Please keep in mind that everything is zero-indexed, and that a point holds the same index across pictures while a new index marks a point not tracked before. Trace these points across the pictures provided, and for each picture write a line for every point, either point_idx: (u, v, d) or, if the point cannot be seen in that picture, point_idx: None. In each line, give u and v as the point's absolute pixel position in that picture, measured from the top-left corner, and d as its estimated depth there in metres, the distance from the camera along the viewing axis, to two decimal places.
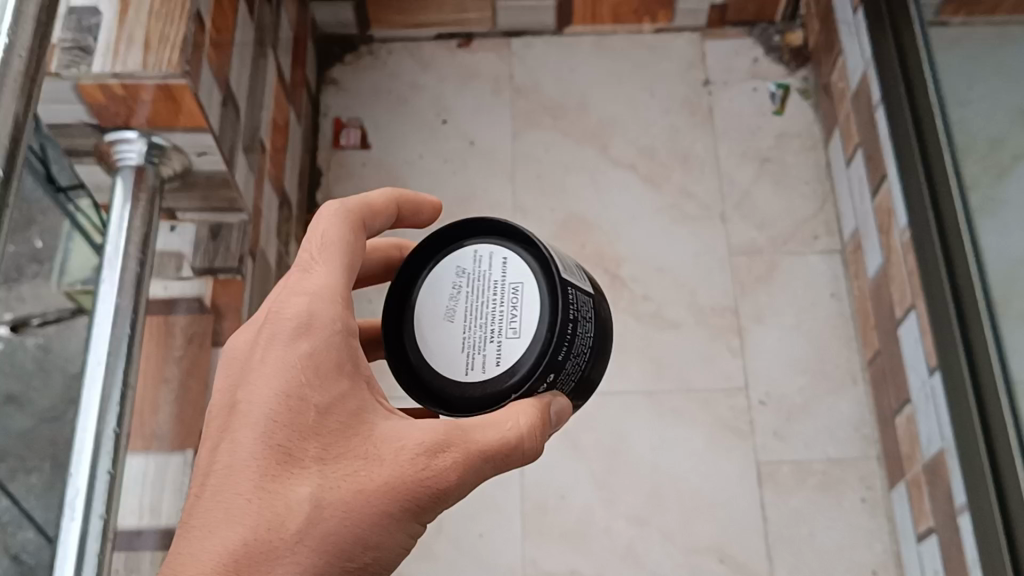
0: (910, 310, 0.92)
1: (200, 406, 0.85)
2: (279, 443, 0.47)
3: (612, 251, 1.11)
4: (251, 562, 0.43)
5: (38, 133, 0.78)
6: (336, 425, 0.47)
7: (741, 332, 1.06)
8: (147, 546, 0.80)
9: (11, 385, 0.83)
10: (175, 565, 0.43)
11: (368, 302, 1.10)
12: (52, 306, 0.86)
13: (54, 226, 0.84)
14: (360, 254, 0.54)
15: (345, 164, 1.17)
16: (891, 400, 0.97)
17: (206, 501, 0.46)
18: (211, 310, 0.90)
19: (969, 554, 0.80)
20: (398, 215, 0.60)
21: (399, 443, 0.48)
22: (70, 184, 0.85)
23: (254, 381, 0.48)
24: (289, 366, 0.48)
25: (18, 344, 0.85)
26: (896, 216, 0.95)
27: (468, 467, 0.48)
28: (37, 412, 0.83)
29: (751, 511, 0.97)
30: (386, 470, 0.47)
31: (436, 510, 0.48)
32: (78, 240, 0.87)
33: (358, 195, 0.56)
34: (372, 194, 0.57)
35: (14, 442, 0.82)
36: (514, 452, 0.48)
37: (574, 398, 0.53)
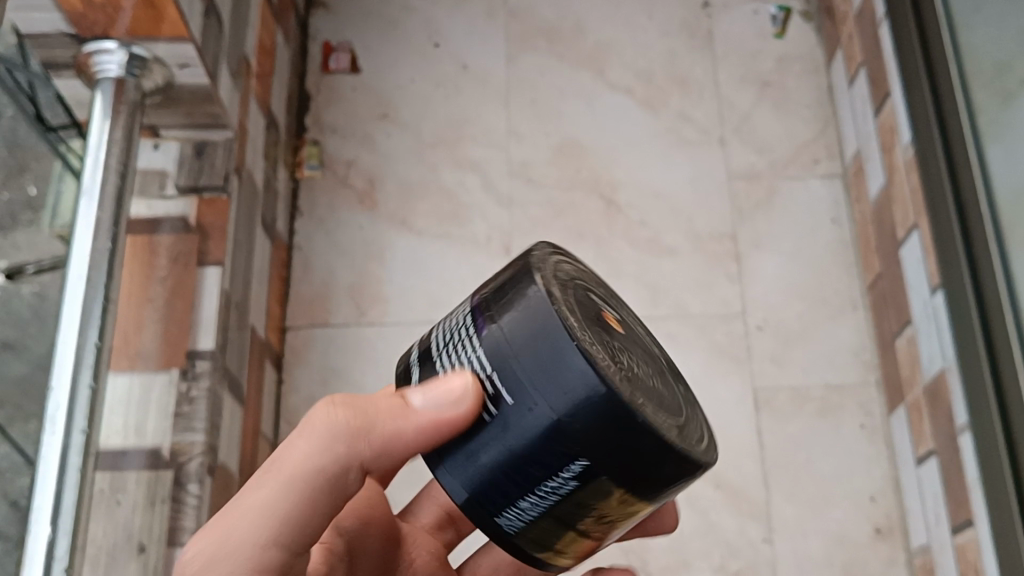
0: (913, 229, 0.90)
1: (185, 324, 0.83)
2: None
3: (608, 176, 1.08)
4: None
5: (25, 68, 0.82)
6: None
7: (739, 259, 1.04)
8: (132, 466, 0.78)
9: (6, 331, 0.80)
10: None
11: (360, 229, 1.06)
12: (47, 254, 0.82)
13: (47, 170, 0.84)
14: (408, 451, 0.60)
15: (335, 90, 1.14)
16: (891, 323, 0.95)
17: None
18: (196, 229, 0.87)
19: (970, 472, 0.79)
20: None
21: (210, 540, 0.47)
22: (59, 124, 0.85)
23: None
24: None
25: (14, 293, 0.81)
26: (899, 133, 0.93)
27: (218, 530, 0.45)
28: (32, 357, 0.79)
29: (748, 437, 0.95)
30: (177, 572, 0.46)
31: None
32: (69, 180, 0.83)
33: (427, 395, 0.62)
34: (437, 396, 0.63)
35: (11, 388, 0.79)
36: (271, 480, 0.45)
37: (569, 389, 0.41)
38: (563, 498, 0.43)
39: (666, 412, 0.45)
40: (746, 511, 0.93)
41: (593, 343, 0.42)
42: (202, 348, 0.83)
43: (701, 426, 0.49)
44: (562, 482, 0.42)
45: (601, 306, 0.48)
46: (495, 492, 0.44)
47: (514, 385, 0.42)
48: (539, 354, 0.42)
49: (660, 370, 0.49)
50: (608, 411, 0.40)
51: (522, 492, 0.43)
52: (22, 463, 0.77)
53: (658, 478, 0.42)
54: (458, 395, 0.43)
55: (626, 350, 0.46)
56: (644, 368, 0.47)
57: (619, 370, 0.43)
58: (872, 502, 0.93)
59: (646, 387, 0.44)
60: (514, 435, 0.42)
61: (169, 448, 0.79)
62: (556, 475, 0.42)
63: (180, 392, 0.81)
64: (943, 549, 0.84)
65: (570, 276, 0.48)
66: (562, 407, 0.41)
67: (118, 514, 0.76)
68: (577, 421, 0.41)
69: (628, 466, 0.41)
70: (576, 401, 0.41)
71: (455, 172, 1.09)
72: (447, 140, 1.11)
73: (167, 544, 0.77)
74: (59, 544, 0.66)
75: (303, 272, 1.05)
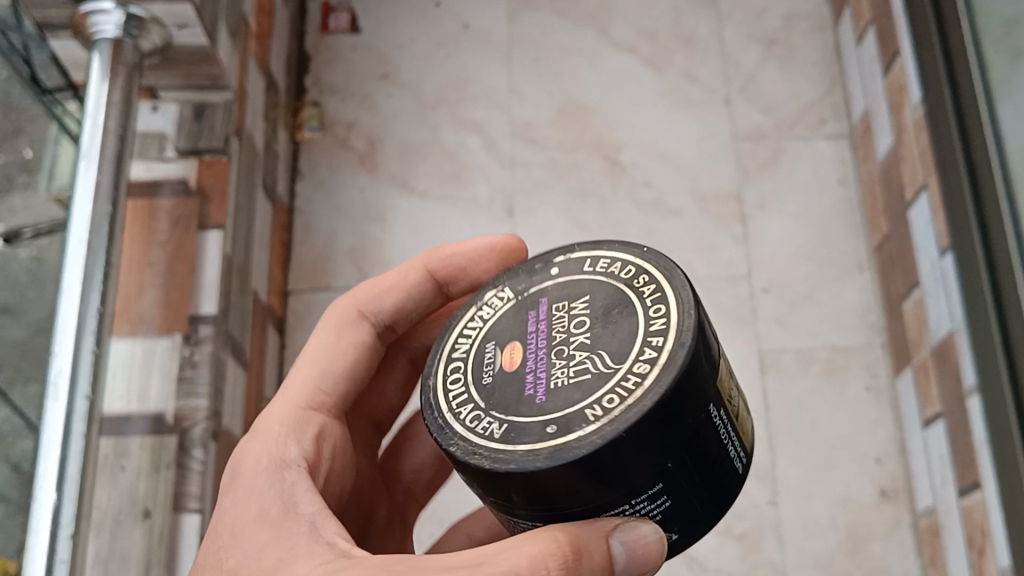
0: (921, 190, 0.89)
1: (186, 289, 0.82)
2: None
3: (612, 137, 1.07)
4: None
5: (19, 31, 0.82)
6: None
7: (744, 220, 1.03)
8: (135, 432, 0.77)
9: (6, 296, 0.80)
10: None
11: (360, 191, 1.05)
12: (44, 218, 0.82)
13: (43, 133, 0.84)
14: (362, 341, 0.60)
15: (334, 50, 1.13)
16: (898, 285, 0.94)
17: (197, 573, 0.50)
18: (197, 191, 0.86)
19: (979, 435, 0.78)
20: (432, 271, 0.62)
21: None
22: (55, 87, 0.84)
23: (233, 493, 0.52)
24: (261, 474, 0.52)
25: (11, 256, 0.82)
26: (908, 92, 0.92)
27: None
28: (32, 322, 0.79)
29: (753, 399, 0.95)
30: None
31: None
32: (65, 144, 0.82)
33: (370, 282, 0.62)
34: (383, 275, 0.63)
35: (10, 352, 0.79)
36: None
37: (650, 452, 0.40)
38: (722, 430, 0.43)
39: (608, 324, 0.44)
40: (751, 472, 0.92)
41: (533, 441, 0.41)
42: (204, 312, 0.82)
43: (602, 255, 0.48)
44: (723, 421, 0.43)
45: (480, 371, 0.46)
46: (721, 482, 0.44)
47: (633, 497, 0.41)
48: (564, 492, 0.40)
49: (543, 297, 0.48)
50: (641, 440, 0.40)
51: (727, 454, 0.44)
52: (23, 427, 0.77)
53: (711, 351, 0.43)
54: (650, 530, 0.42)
55: (547, 352, 0.45)
56: (562, 327, 0.45)
57: (570, 418, 0.41)
58: (877, 463, 0.92)
59: (594, 356, 0.43)
60: (679, 481, 0.42)
61: (172, 413, 0.78)
62: (721, 431, 0.43)
63: (182, 356, 0.80)
64: (949, 511, 0.84)
65: (449, 411, 0.45)
66: (629, 471, 0.40)
67: (121, 479, 0.75)
68: (647, 458, 0.40)
69: (688, 399, 0.41)
70: (633, 458, 0.40)
71: (456, 133, 1.08)
72: (448, 101, 1.09)
73: (171, 510, 0.76)
74: (65, 513, 0.65)
75: (304, 234, 1.04)
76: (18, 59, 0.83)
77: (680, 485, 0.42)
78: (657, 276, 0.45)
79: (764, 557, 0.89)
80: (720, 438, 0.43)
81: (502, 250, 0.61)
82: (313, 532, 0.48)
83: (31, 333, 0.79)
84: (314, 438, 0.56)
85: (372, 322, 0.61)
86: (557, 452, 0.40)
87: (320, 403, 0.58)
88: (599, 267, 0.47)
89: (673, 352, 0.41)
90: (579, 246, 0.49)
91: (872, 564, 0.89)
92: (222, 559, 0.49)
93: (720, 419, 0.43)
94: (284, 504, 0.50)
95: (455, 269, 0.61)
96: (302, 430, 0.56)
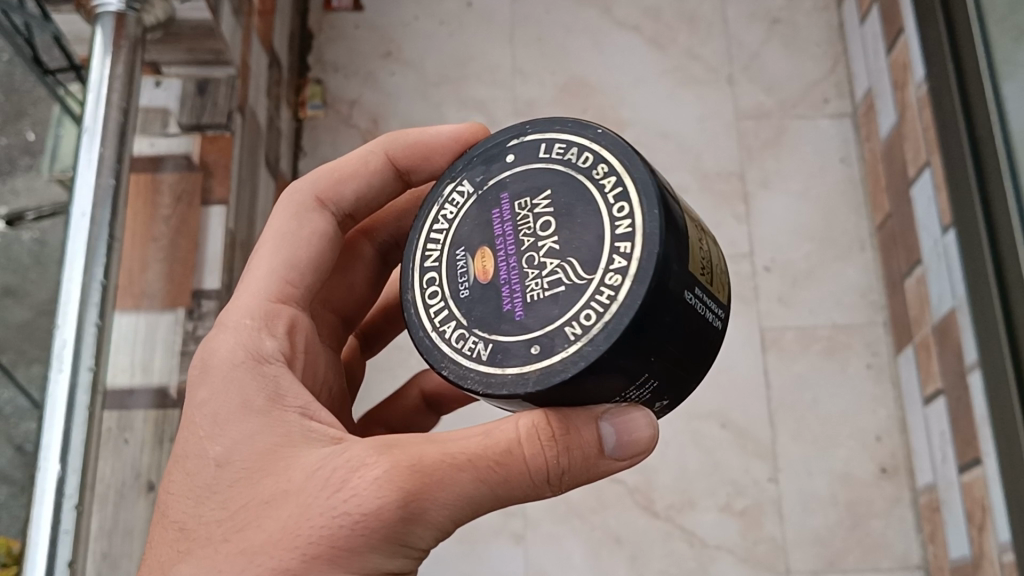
0: (924, 167, 0.89)
1: (189, 265, 0.83)
2: (183, 517, 0.45)
3: (614, 116, 1.07)
4: (215, 481, 0.45)
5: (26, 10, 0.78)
6: (254, 463, 0.44)
7: (746, 199, 1.03)
8: (140, 405, 0.78)
9: (7, 277, 0.80)
10: (167, 489, 0.46)
11: None
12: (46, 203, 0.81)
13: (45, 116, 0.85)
14: (325, 231, 0.55)
15: (337, 27, 1.13)
16: (900, 263, 0.94)
17: (178, 468, 0.46)
18: (200, 167, 0.86)
19: (979, 411, 0.79)
20: (389, 155, 0.58)
21: (368, 468, 0.42)
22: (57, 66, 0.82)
23: (210, 385, 0.47)
24: (237, 364, 0.48)
25: (13, 237, 0.81)
26: (913, 70, 0.92)
27: (446, 471, 0.42)
28: (34, 303, 0.80)
29: (755, 376, 0.95)
30: (363, 498, 0.41)
31: (418, 528, 0.42)
32: (67, 126, 0.83)
33: (328, 169, 0.58)
34: (343, 160, 0.58)
35: (15, 334, 0.80)
36: (506, 465, 0.43)
37: (629, 362, 0.40)
38: (702, 312, 0.43)
39: (574, 228, 0.43)
40: (752, 450, 0.93)
41: (516, 366, 0.42)
42: (207, 287, 0.83)
43: (556, 139, 0.45)
44: (707, 298, 0.43)
45: (456, 283, 0.45)
46: (706, 355, 0.44)
47: (620, 393, 0.42)
48: (548, 402, 0.42)
49: (504, 192, 0.46)
50: (621, 356, 0.40)
51: (714, 322, 0.44)
52: (27, 409, 0.79)
53: (682, 235, 0.42)
54: (646, 424, 0.43)
55: (517, 260, 0.44)
56: (527, 225, 0.44)
57: (549, 338, 0.41)
58: (877, 442, 0.93)
59: (564, 265, 0.42)
60: (668, 366, 0.42)
61: (176, 388, 0.78)
62: (706, 306, 0.43)
63: (185, 331, 0.81)
64: (949, 488, 0.84)
65: (434, 329, 0.45)
66: (612, 376, 0.41)
67: (125, 453, 0.77)
68: (629, 364, 0.41)
69: (664, 302, 0.40)
70: (612, 368, 0.40)
71: (459, 111, 1.08)
72: (451, 79, 1.09)
73: None
74: (69, 482, 0.66)
75: None
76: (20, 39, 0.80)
77: (669, 369, 0.42)
78: (615, 166, 0.43)
79: (765, 533, 0.90)
80: (697, 320, 0.43)
81: (466, 138, 0.57)
82: (303, 421, 0.46)
83: (34, 313, 0.80)
84: (288, 330, 0.51)
85: (332, 211, 0.57)
86: (544, 377, 0.41)
87: (287, 296, 0.53)
88: (554, 153, 0.45)
89: (642, 260, 0.40)
90: (531, 128, 0.46)
91: (872, 541, 0.89)
92: (207, 447, 0.46)
93: (692, 302, 0.42)
94: (270, 395, 0.47)
95: (418, 154, 0.57)
96: (274, 321, 0.51)
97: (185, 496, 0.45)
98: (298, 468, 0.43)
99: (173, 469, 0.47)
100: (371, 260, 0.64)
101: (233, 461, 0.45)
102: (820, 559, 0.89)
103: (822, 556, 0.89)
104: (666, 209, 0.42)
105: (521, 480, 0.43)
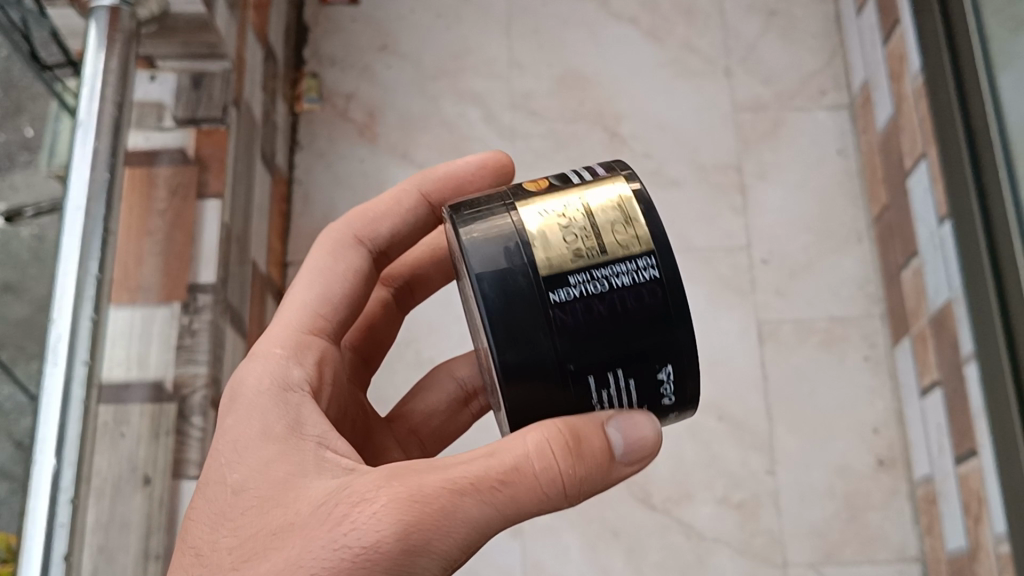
0: (921, 159, 0.89)
1: (185, 258, 0.82)
2: (197, 546, 0.44)
3: (611, 108, 1.07)
4: (230, 512, 0.44)
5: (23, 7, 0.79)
6: (266, 494, 0.43)
7: (743, 190, 1.03)
8: (135, 400, 0.77)
9: (7, 274, 0.81)
10: (187, 523, 0.46)
11: (359, 162, 1.05)
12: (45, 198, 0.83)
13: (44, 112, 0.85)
14: (365, 269, 0.57)
15: (334, 21, 1.12)
16: (897, 254, 0.94)
17: (197, 504, 0.46)
18: (195, 160, 0.86)
19: (975, 402, 0.79)
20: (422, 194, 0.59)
21: (373, 496, 0.40)
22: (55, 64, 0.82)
23: (233, 418, 0.47)
24: (262, 396, 0.48)
25: (13, 235, 0.83)
26: (909, 61, 0.92)
27: (451, 493, 0.40)
28: (33, 300, 0.80)
29: (752, 368, 0.95)
30: (366, 526, 0.39)
31: (426, 556, 0.40)
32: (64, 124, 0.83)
33: (361, 208, 0.59)
34: (377, 199, 0.59)
35: (13, 330, 0.80)
36: (513, 482, 0.40)
37: (528, 388, 0.40)
38: (608, 280, 0.40)
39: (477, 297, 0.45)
40: (749, 442, 0.93)
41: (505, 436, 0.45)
42: (202, 281, 0.82)
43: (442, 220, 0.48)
44: (611, 266, 0.40)
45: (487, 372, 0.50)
46: (663, 310, 0.41)
47: (578, 397, 0.41)
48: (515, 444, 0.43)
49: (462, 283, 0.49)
50: (519, 398, 0.41)
51: (642, 274, 0.41)
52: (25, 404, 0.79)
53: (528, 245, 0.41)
54: (646, 425, 0.42)
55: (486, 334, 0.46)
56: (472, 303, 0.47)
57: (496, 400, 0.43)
58: (875, 434, 0.93)
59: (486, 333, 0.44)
60: (609, 355, 0.40)
61: (171, 381, 0.79)
62: (614, 272, 0.40)
63: (181, 324, 0.80)
64: (945, 479, 0.84)
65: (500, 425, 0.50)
66: (541, 404, 0.41)
67: (122, 446, 0.76)
68: (541, 388, 0.40)
69: (524, 323, 0.40)
70: (524, 403, 0.41)
71: (456, 104, 1.07)
72: (447, 71, 1.09)
73: (171, 476, 0.77)
74: (65, 476, 0.66)
75: (303, 205, 1.03)
76: (17, 36, 0.80)
77: (620, 355, 0.40)
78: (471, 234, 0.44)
79: (762, 526, 0.90)
80: (600, 298, 0.40)
81: (492, 166, 0.59)
82: (320, 453, 0.45)
83: (32, 310, 0.80)
84: (316, 362, 0.52)
85: (370, 249, 0.58)
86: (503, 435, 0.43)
87: (320, 328, 0.54)
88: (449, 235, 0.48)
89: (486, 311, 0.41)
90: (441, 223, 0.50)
91: (870, 533, 0.89)
92: (226, 475, 0.45)
93: (576, 292, 0.40)
94: (290, 423, 0.46)
95: (452, 187, 0.59)
96: (304, 353, 0.52)
97: (198, 527, 0.45)
98: (305, 500, 0.42)
99: (194, 504, 0.46)
100: (389, 304, 0.66)
101: (247, 491, 0.44)
102: (818, 552, 0.89)
103: (820, 549, 0.89)
104: (487, 227, 0.42)
105: (530, 497, 0.40)
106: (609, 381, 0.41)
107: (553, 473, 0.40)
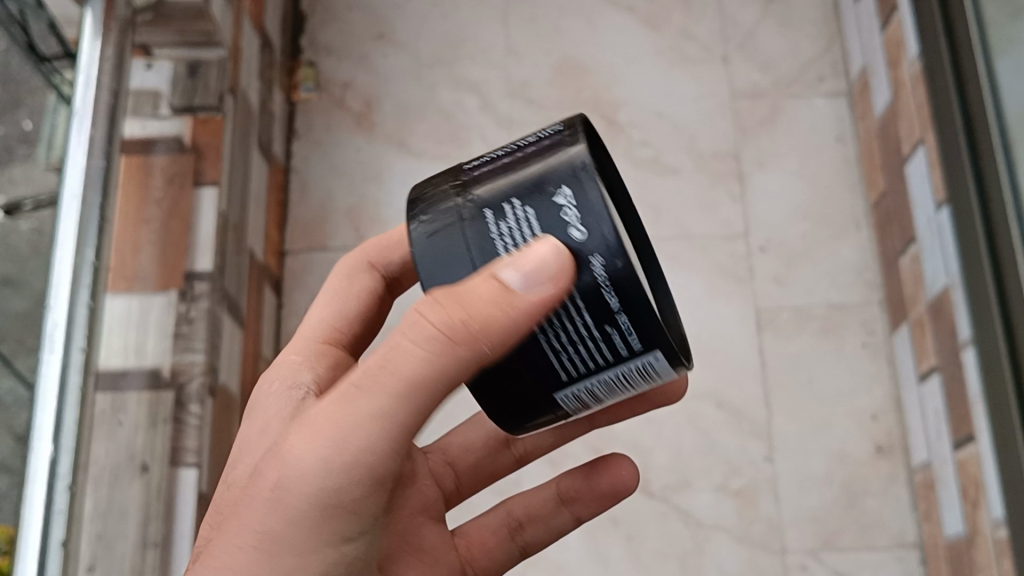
0: (919, 144, 0.89)
1: (182, 247, 0.82)
2: None
3: (608, 96, 1.06)
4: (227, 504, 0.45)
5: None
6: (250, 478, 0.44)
7: (742, 178, 1.03)
8: (132, 387, 0.77)
9: (7, 269, 0.76)
10: None
11: (357, 151, 1.05)
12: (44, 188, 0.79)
13: (42, 105, 0.82)
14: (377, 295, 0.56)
15: (330, 10, 1.12)
16: (895, 240, 0.94)
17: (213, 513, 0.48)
18: (191, 149, 0.86)
19: (972, 387, 0.79)
20: None
21: (284, 440, 0.40)
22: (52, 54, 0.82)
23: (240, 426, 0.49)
24: (261, 395, 0.49)
25: (12, 228, 0.78)
26: (906, 47, 0.91)
27: (342, 403, 0.39)
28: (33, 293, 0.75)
29: (750, 356, 0.95)
30: (271, 470, 0.39)
31: (334, 473, 0.38)
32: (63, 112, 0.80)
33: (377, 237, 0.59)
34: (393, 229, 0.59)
35: (14, 326, 0.75)
36: (401, 369, 0.38)
37: (429, 232, 0.40)
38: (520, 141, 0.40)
39: None
40: (747, 429, 0.93)
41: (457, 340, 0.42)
42: (199, 269, 0.82)
43: None
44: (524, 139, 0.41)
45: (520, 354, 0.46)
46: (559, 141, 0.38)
47: (478, 240, 0.39)
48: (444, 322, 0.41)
49: None
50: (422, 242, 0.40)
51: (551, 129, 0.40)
52: (26, 398, 0.72)
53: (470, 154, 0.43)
54: (546, 252, 0.36)
55: None
56: None
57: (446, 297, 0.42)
58: (873, 421, 0.93)
59: None
60: (500, 185, 0.39)
61: (169, 368, 0.79)
62: (525, 137, 0.40)
63: (178, 313, 0.80)
64: (943, 466, 0.84)
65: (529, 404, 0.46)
66: (443, 247, 0.39)
67: (120, 434, 0.76)
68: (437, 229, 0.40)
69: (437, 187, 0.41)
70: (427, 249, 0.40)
71: (453, 93, 1.07)
72: (445, 59, 1.09)
73: (169, 464, 0.77)
74: (62, 463, 0.66)
75: (300, 194, 1.03)
76: (15, 26, 0.81)
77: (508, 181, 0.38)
78: None
79: (760, 513, 0.90)
80: (506, 154, 0.40)
81: None
82: None
83: (32, 304, 0.75)
84: (332, 367, 0.51)
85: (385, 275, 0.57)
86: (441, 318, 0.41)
87: (336, 341, 0.54)
88: None
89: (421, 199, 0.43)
90: None
91: (868, 520, 0.89)
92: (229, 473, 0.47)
93: (488, 157, 0.41)
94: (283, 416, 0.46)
95: None
96: (319, 360, 0.51)
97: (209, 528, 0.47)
98: None
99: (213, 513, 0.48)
100: None
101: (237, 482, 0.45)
102: (816, 539, 0.89)
103: (818, 535, 0.89)
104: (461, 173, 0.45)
105: (422, 371, 0.38)
106: (506, 214, 0.38)
107: (433, 335, 0.37)
